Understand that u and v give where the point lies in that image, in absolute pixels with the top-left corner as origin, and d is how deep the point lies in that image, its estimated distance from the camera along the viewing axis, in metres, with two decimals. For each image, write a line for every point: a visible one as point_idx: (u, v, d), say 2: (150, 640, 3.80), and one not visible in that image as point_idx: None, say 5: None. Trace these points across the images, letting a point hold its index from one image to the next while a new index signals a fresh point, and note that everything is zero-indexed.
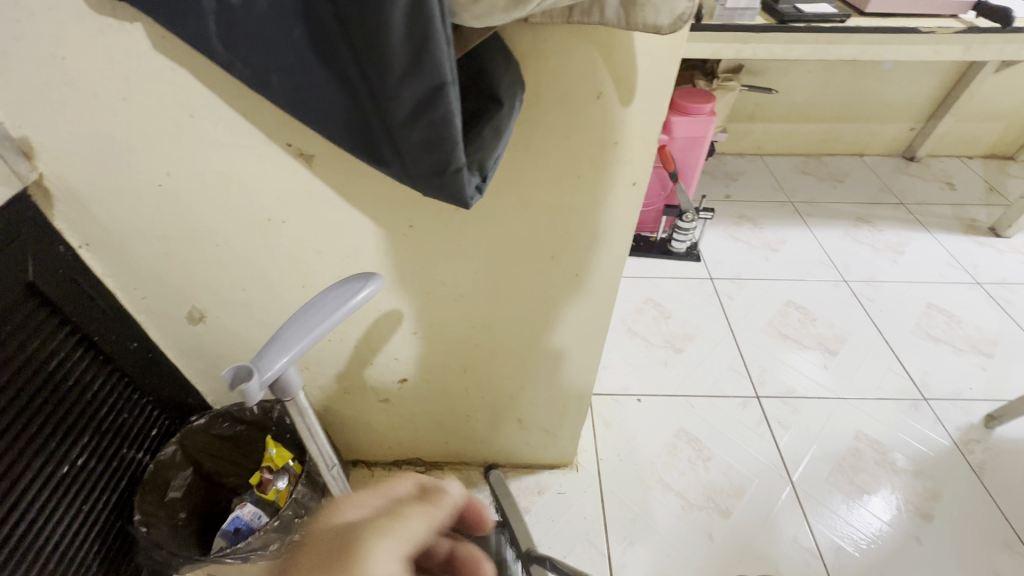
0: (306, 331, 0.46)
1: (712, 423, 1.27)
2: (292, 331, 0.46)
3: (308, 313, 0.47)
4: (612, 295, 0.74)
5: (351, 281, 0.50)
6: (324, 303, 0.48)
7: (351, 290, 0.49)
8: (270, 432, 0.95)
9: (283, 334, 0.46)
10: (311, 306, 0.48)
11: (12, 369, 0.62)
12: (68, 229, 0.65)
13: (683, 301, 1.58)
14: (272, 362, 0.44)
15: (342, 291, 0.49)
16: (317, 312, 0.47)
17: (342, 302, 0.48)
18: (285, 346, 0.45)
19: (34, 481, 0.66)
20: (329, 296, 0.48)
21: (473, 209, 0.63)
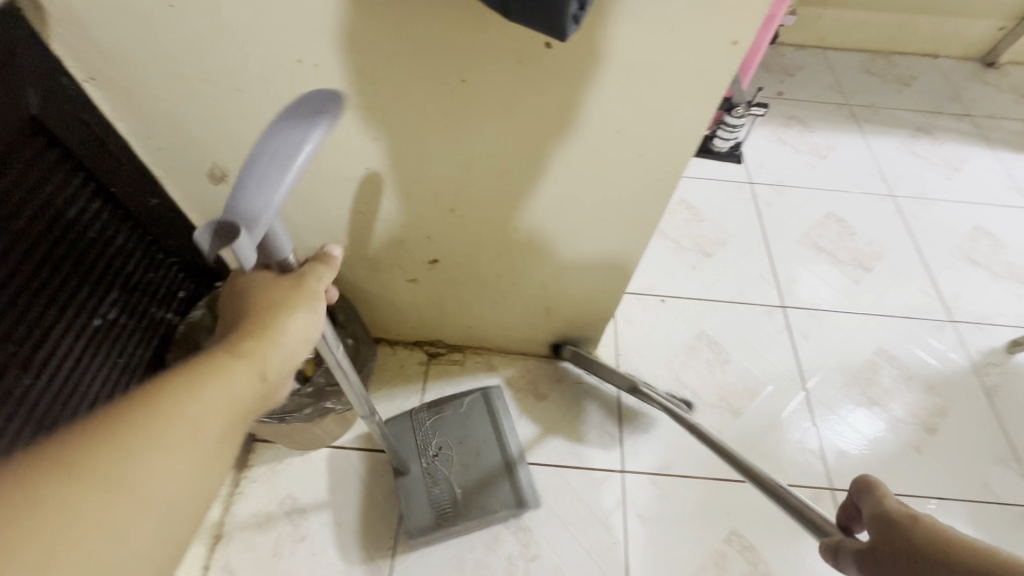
0: (282, 167, 0.39)
1: (734, 328, 1.27)
2: (271, 170, 0.39)
3: (269, 149, 0.40)
4: (673, 182, 0.67)
5: (298, 104, 0.42)
6: (283, 132, 0.41)
7: (308, 115, 0.42)
8: None
9: (256, 175, 0.39)
10: (264, 142, 0.40)
11: (29, 214, 0.58)
12: (69, 58, 0.57)
13: (719, 204, 1.50)
14: (257, 207, 0.39)
15: (296, 117, 0.41)
16: (281, 146, 0.40)
17: (306, 129, 0.41)
18: (266, 186, 0.39)
19: (67, 328, 0.65)
20: (281, 125, 0.41)
21: (537, 63, 0.54)
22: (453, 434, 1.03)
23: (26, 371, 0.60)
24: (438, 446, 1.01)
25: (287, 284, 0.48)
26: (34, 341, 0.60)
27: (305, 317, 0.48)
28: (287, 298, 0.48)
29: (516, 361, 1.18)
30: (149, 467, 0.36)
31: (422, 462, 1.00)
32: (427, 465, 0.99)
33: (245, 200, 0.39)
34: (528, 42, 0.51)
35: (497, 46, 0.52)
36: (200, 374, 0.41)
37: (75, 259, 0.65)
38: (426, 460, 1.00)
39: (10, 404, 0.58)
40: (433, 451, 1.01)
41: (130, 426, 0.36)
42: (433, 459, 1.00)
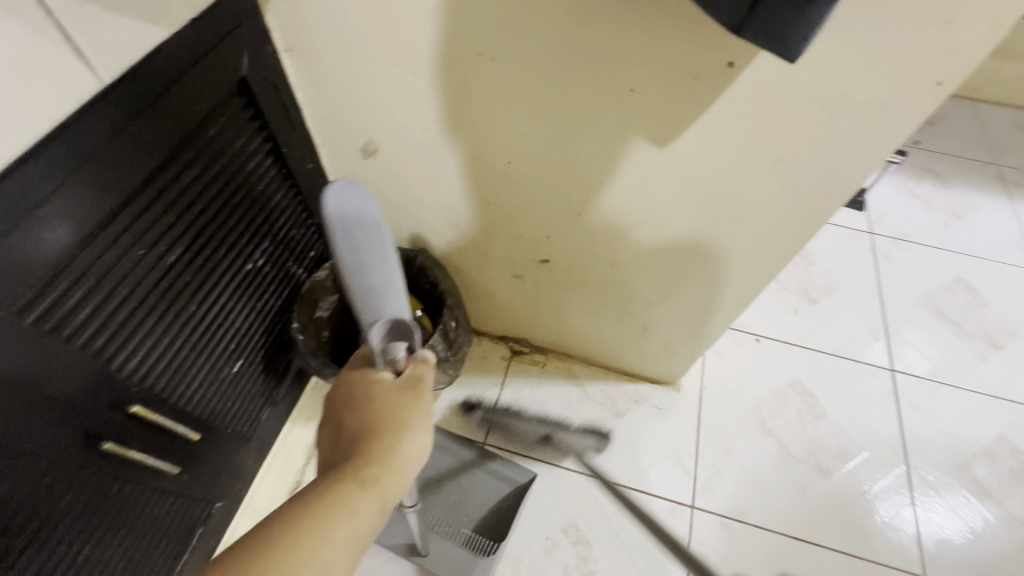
0: (383, 262, 0.54)
1: (832, 383, 1.19)
2: (382, 270, 0.53)
3: (358, 250, 0.54)
4: (822, 218, 0.64)
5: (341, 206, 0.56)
6: (354, 230, 0.55)
7: (355, 212, 0.56)
8: (406, 280, 0.99)
9: (372, 282, 0.53)
10: (348, 243, 0.54)
11: (220, 163, 0.64)
12: (276, 29, 0.64)
13: (832, 250, 1.41)
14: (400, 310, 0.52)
15: (355, 216, 0.56)
16: (366, 245, 0.55)
17: (367, 222, 0.56)
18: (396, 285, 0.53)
19: (229, 266, 0.71)
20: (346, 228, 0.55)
21: (712, 82, 0.53)
22: (428, 487, 1.00)
23: (195, 299, 0.66)
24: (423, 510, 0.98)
25: (407, 392, 0.49)
26: (203, 274, 0.66)
27: (423, 438, 0.48)
28: (410, 415, 0.48)
29: (597, 373, 1.17)
30: (359, 514, 0.42)
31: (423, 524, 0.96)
32: (430, 517, 0.97)
33: (382, 304, 0.52)
34: (709, 61, 0.51)
35: (677, 61, 0.52)
36: (381, 456, 0.45)
37: (246, 207, 0.71)
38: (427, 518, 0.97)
39: (178, 327, 0.64)
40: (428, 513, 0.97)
41: (359, 479, 0.43)
42: (432, 517, 0.97)
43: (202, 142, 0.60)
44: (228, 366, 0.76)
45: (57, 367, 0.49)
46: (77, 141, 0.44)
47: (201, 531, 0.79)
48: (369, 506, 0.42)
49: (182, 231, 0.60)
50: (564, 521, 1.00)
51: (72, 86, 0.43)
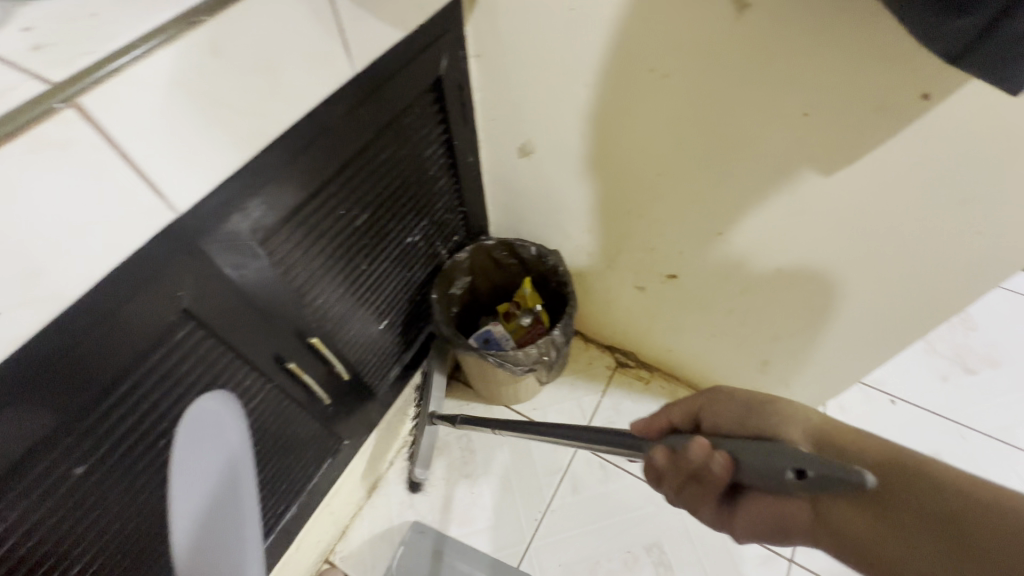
0: (242, 519, 0.32)
1: (982, 466, 1.04)
2: (231, 529, 0.31)
3: (205, 495, 0.31)
4: (1007, 271, 0.59)
5: (196, 415, 0.33)
6: (201, 455, 0.32)
7: (211, 426, 0.34)
8: (532, 274, 1.05)
9: (214, 548, 0.30)
10: (192, 479, 0.31)
11: (407, 147, 0.74)
12: (472, 37, 0.74)
13: (1004, 319, 1.23)
14: None
15: (211, 429, 0.34)
16: (216, 487, 0.32)
17: (226, 446, 0.34)
18: (245, 565, 0.31)
19: (394, 237, 0.81)
20: (193, 452, 0.32)
21: (898, 113, 0.52)
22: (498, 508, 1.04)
23: (366, 260, 0.76)
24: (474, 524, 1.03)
25: None
26: (374, 240, 0.76)
27: None
28: None
29: None
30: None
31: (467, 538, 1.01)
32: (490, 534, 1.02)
33: None
34: (902, 91, 0.50)
35: (864, 89, 0.52)
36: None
37: (416, 188, 0.81)
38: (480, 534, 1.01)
39: (350, 281, 0.75)
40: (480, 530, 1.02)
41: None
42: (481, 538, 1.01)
43: (398, 127, 0.70)
44: (376, 323, 0.86)
45: (271, 293, 0.61)
46: (323, 116, 0.55)
47: (330, 462, 0.90)
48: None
49: (369, 200, 0.71)
50: (648, 540, 0.99)
51: (337, 74, 0.51)
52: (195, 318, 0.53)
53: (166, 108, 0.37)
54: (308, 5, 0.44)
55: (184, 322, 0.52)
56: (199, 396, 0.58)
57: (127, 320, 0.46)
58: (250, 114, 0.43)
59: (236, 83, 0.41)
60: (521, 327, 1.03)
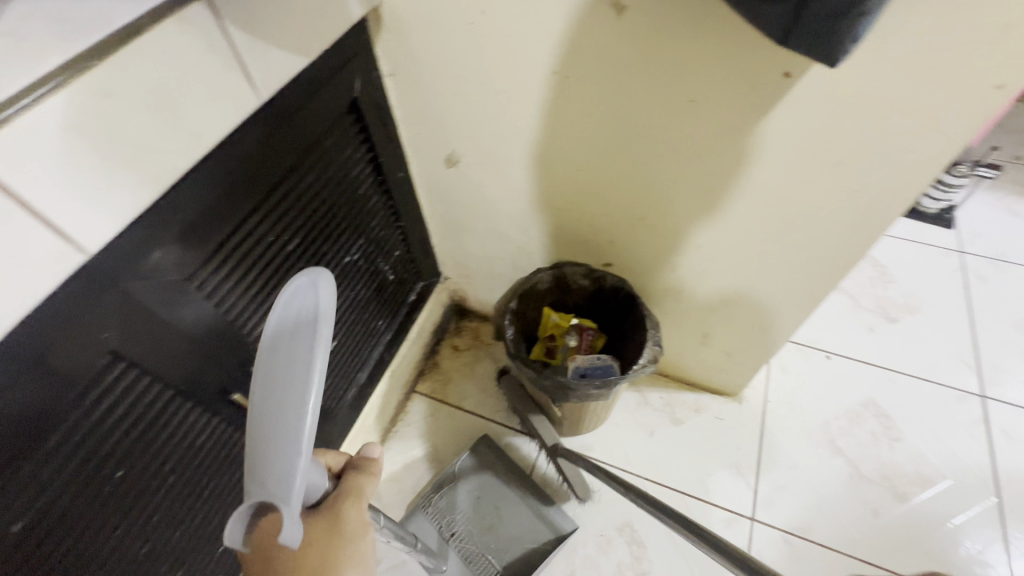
0: (304, 385, 0.35)
1: (912, 406, 1.13)
2: (295, 395, 0.35)
3: (275, 377, 0.36)
4: (886, 222, 0.65)
5: (293, 287, 0.37)
6: (290, 326, 0.37)
7: (306, 302, 0.37)
8: (545, 299, 1.05)
9: (276, 408, 0.35)
10: (270, 354, 0.36)
11: (332, 169, 0.75)
12: (383, 57, 0.76)
13: (917, 268, 1.34)
14: (280, 484, 0.33)
15: (296, 308, 0.37)
16: (293, 351, 0.36)
17: (312, 311, 0.37)
18: (294, 436, 0.34)
19: (331, 258, 0.82)
20: (286, 318, 0.37)
21: (770, 90, 0.57)
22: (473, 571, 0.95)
23: None
24: (502, 507, 1.02)
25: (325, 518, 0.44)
26: (311, 264, 0.77)
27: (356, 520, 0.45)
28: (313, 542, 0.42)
29: (657, 382, 1.18)
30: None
31: (467, 521, 1.01)
32: (461, 555, 0.97)
33: (263, 464, 0.34)
34: (768, 72, 0.56)
35: (736, 72, 0.57)
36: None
37: (348, 208, 0.82)
38: (455, 535, 1.00)
39: None
40: (482, 531, 1.00)
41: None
42: (460, 527, 1.01)
43: (320, 150, 0.71)
44: None
45: (207, 327, 0.61)
46: (237, 148, 0.56)
47: None
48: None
49: (299, 224, 0.72)
50: (620, 521, 1.02)
51: (245, 105, 0.53)
52: (125, 359, 0.53)
53: (65, 152, 0.38)
54: (205, 42, 0.46)
55: (114, 364, 0.52)
56: (141, 437, 0.57)
57: (48, 370, 0.45)
58: (154, 152, 0.45)
59: (138, 121, 0.42)
60: (574, 348, 1.01)
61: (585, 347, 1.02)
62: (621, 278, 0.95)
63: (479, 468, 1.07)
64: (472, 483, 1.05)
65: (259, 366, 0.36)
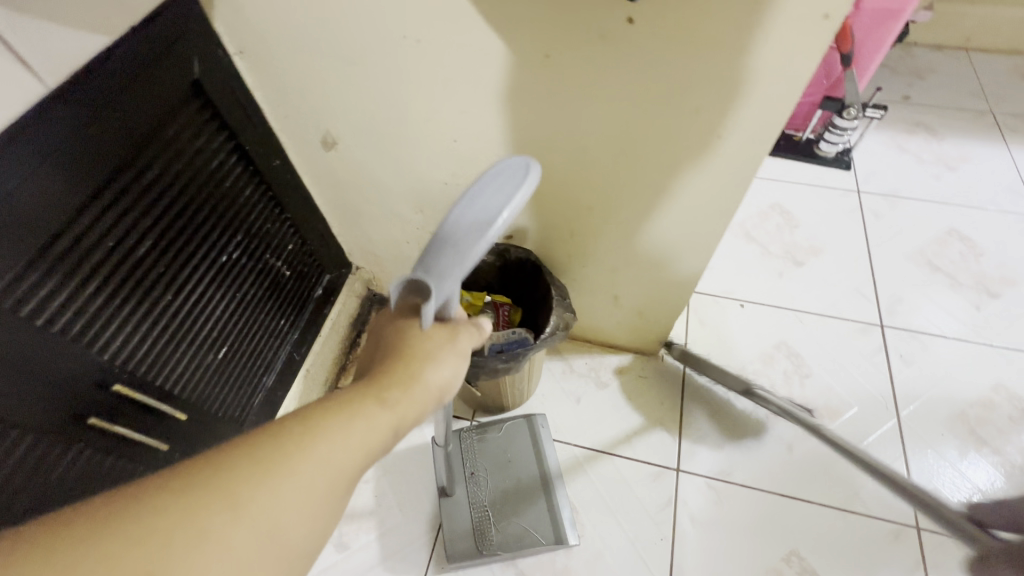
0: (493, 221, 0.44)
1: (820, 343, 1.18)
2: (484, 223, 0.43)
3: (474, 208, 0.45)
4: (753, 165, 0.65)
5: (513, 161, 0.48)
6: (500, 181, 0.47)
7: (517, 171, 0.47)
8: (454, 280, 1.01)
9: (468, 227, 0.44)
10: (476, 192, 0.46)
11: (184, 161, 0.69)
12: (226, 34, 0.69)
13: (819, 211, 1.40)
14: (450, 268, 0.43)
15: (508, 173, 0.47)
16: (495, 196, 0.45)
17: (520, 179, 0.46)
18: (471, 247, 0.43)
19: (202, 260, 0.75)
20: (501, 177, 0.47)
21: (618, 37, 0.56)
22: (472, 521, 0.95)
23: (171, 289, 0.71)
24: (525, 478, 1.01)
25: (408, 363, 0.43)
26: (176, 267, 0.71)
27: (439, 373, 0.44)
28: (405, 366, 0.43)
29: (581, 349, 1.19)
30: (333, 462, 0.37)
31: (487, 477, 1.01)
32: (471, 495, 0.98)
33: (445, 255, 0.43)
34: (612, 18, 0.54)
35: (582, 20, 0.55)
36: (405, 381, 0.42)
37: (215, 203, 0.76)
38: (472, 473, 1.01)
39: (154, 316, 0.69)
40: (495, 488, 0.99)
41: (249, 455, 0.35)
42: (479, 472, 1.01)
43: (162, 141, 0.65)
44: (213, 353, 0.81)
45: (33, 349, 0.54)
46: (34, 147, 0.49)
47: None
48: (362, 442, 0.39)
49: (148, 226, 0.65)
50: None
51: (26, 92, 0.49)
52: None
53: None
54: None
55: None
56: None
57: None
58: None
59: None
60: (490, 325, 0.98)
61: (502, 321, 0.99)
62: (529, 251, 0.93)
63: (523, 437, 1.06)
64: (509, 446, 1.04)
65: (469, 194, 0.46)
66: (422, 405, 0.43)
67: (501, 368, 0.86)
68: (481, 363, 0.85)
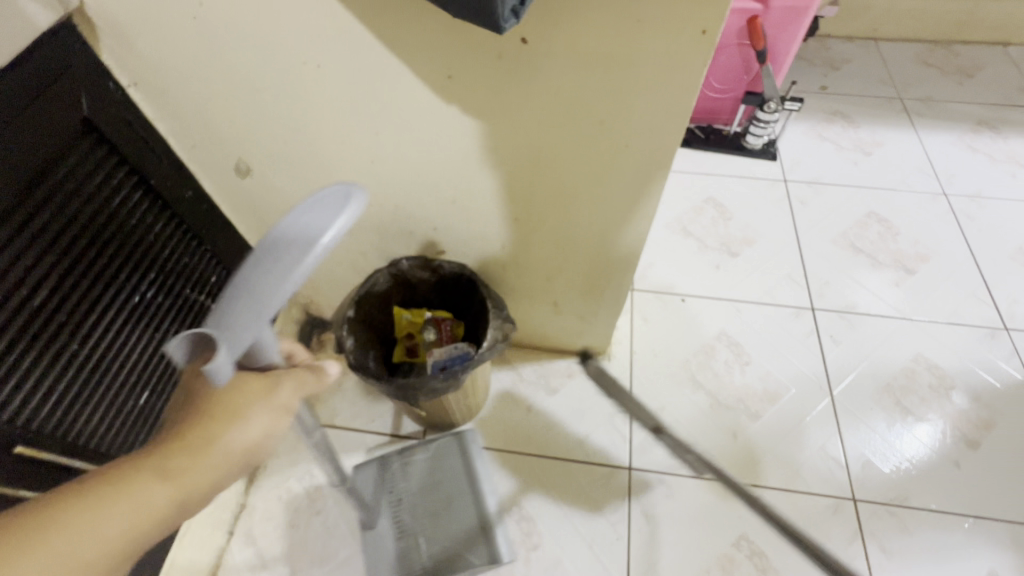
0: (295, 263, 0.39)
1: (756, 330, 1.23)
2: (290, 262, 0.39)
3: (278, 249, 0.40)
4: (663, 171, 0.67)
5: (330, 189, 0.44)
6: (307, 215, 0.42)
7: (332, 203, 0.42)
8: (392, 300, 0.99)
9: (269, 270, 0.40)
10: (284, 228, 0.42)
11: (78, 203, 0.65)
12: (115, 66, 0.66)
13: (750, 202, 1.45)
14: (242, 322, 0.39)
15: (320, 205, 0.43)
16: (299, 234, 0.41)
17: (336, 213, 0.42)
18: (269, 291, 0.39)
19: (109, 304, 0.71)
20: (311, 209, 0.43)
21: (515, 56, 0.56)
22: (396, 549, 0.95)
23: (76, 338, 0.67)
24: (453, 502, 1.00)
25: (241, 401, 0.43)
26: (80, 314, 0.67)
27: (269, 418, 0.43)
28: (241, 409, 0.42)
29: (529, 356, 1.19)
30: (138, 506, 0.37)
31: (413, 506, 0.99)
32: (394, 524, 0.98)
33: (237, 300, 0.39)
34: (506, 39, 0.54)
35: (476, 41, 0.55)
36: (196, 447, 0.40)
37: (120, 243, 0.72)
38: (397, 504, 0.99)
39: (56, 368, 0.65)
40: (421, 516, 0.98)
41: (159, 469, 0.38)
42: (404, 497, 1.00)
43: (47, 183, 0.61)
44: (131, 399, 0.77)
45: None
46: None
47: None
48: (164, 499, 0.38)
49: (40, 274, 0.61)
50: (508, 501, 1.03)
51: None
52: None
53: None
54: None
55: None
56: None
57: None
58: None
59: None
60: (433, 342, 0.99)
61: (445, 338, 1.00)
62: (462, 264, 0.92)
63: (451, 460, 1.04)
64: (438, 472, 1.02)
65: (274, 230, 0.42)
66: (237, 458, 0.42)
67: (440, 386, 0.83)
68: (421, 384, 0.83)
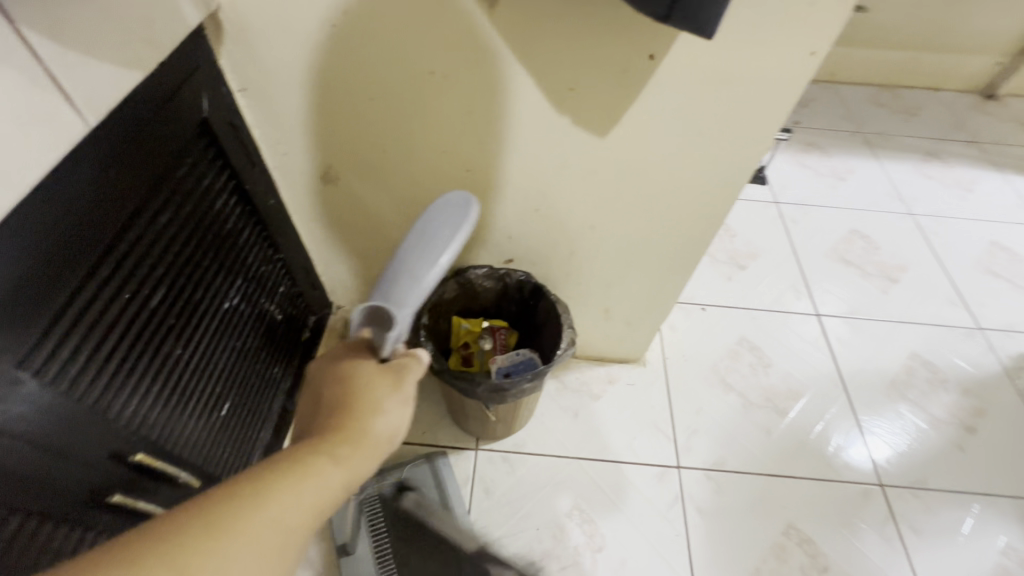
0: (437, 256, 0.58)
1: (773, 335, 1.33)
2: (430, 257, 0.57)
3: (424, 245, 0.59)
4: (741, 181, 0.75)
5: (449, 209, 0.63)
6: (433, 230, 0.60)
7: (456, 219, 0.62)
8: (453, 308, 1.02)
9: (424, 261, 0.56)
10: (421, 241, 0.59)
11: (193, 202, 0.64)
12: (230, 71, 0.67)
13: (749, 221, 1.59)
14: (402, 311, 0.52)
15: (442, 220, 0.62)
16: (434, 240, 0.59)
17: (460, 221, 0.62)
18: (432, 270, 0.56)
19: (206, 307, 0.70)
20: (438, 225, 0.61)
21: (639, 72, 0.63)
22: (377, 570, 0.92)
23: (180, 342, 0.65)
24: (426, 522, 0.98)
25: (390, 382, 0.45)
26: (185, 316, 0.65)
27: (402, 411, 0.45)
28: (386, 396, 0.44)
29: (571, 365, 1.23)
30: (328, 484, 0.36)
31: (391, 525, 0.98)
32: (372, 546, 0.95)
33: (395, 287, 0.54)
34: (634, 55, 0.61)
35: (607, 57, 0.61)
36: (356, 438, 0.40)
37: (218, 246, 0.71)
38: (373, 524, 0.98)
39: (164, 372, 0.63)
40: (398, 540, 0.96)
41: (332, 455, 0.38)
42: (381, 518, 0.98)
43: (173, 182, 0.60)
44: (215, 409, 0.74)
45: (56, 424, 0.48)
46: (71, 192, 0.45)
47: None
48: (341, 483, 0.37)
49: (162, 274, 0.60)
50: (568, 506, 1.04)
51: (67, 133, 0.42)
52: None
53: None
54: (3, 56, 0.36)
55: None
56: None
57: None
58: None
59: None
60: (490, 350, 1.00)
61: (500, 347, 1.01)
62: (529, 273, 0.97)
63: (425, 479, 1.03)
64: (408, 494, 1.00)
65: (409, 242, 0.58)
66: (377, 457, 0.41)
67: (526, 387, 0.88)
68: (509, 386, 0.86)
